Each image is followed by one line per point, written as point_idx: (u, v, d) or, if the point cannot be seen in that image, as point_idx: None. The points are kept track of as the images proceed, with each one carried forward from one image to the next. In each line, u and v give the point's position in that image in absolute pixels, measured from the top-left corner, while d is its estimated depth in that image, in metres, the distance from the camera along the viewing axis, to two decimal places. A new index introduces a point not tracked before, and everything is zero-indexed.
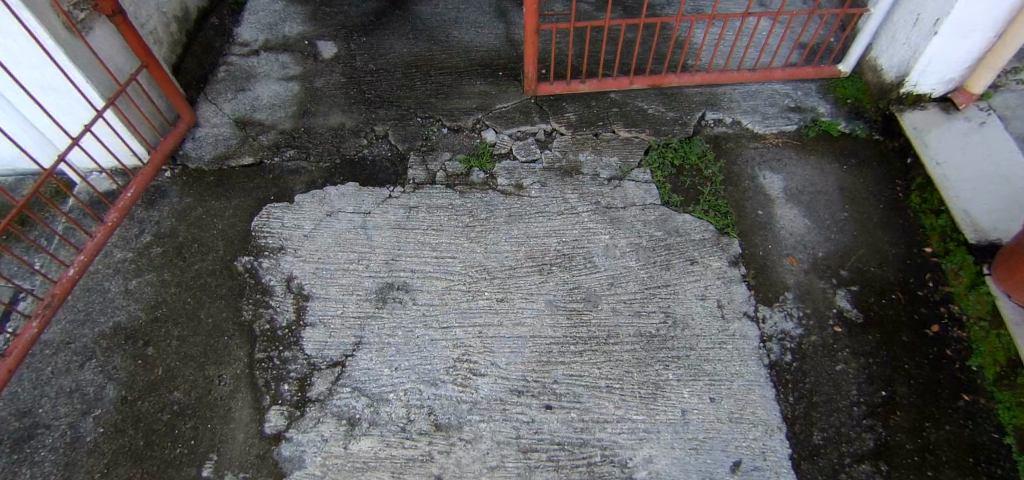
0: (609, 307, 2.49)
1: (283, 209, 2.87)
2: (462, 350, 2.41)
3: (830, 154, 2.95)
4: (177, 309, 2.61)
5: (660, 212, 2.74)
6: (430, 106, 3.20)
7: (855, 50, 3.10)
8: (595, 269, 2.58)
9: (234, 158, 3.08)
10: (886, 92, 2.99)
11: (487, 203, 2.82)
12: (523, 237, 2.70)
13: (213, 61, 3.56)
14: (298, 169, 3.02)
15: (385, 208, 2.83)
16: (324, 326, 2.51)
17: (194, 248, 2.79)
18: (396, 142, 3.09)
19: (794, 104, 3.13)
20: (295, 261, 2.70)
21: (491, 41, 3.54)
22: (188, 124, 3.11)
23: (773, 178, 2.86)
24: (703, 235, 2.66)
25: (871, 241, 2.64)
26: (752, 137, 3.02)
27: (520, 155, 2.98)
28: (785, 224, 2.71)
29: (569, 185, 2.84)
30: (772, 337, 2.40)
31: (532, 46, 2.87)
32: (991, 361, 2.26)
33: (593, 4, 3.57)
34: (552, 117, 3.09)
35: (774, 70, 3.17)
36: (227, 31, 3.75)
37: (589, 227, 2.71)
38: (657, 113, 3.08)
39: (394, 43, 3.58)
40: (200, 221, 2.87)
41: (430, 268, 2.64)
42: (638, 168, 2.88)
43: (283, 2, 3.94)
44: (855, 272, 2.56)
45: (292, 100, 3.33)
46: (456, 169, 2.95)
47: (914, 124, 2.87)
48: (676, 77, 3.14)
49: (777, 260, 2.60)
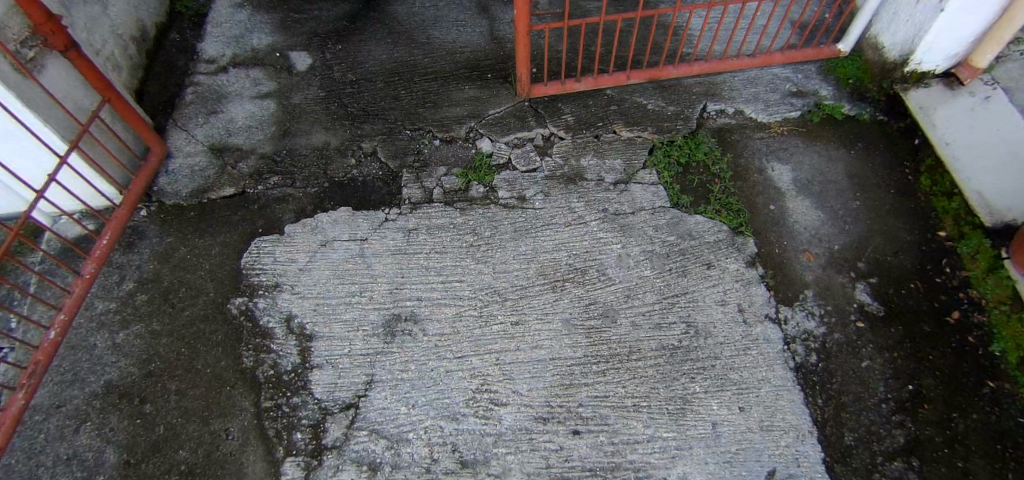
0: (628, 321, 2.40)
1: (273, 243, 2.68)
2: (481, 379, 2.31)
3: (837, 139, 2.86)
4: (172, 361, 2.45)
5: (671, 215, 2.63)
6: (418, 117, 3.01)
7: (855, 29, 2.97)
8: (610, 281, 2.49)
9: (214, 189, 2.86)
10: (889, 71, 2.89)
11: (491, 218, 2.67)
12: (532, 253, 2.57)
13: (178, 83, 3.30)
14: (284, 196, 2.82)
15: (383, 233, 2.66)
16: (331, 367, 2.38)
17: (182, 292, 2.61)
18: (386, 159, 2.89)
19: (796, 89, 3.02)
20: (292, 298, 2.54)
21: (476, 40, 3.34)
22: (160, 157, 2.88)
23: (782, 169, 2.77)
24: (717, 236, 2.57)
25: (886, 229, 2.59)
26: (757, 126, 2.91)
27: (519, 165, 2.82)
28: (798, 217, 2.63)
29: (573, 193, 2.71)
30: (795, 339, 2.35)
31: (524, 48, 2.70)
32: (1015, 346, 2.24)
33: None
34: (548, 121, 2.93)
35: (774, 54, 3.04)
36: (191, 48, 3.48)
37: (599, 237, 2.59)
38: (657, 108, 2.94)
39: (372, 49, 3.36)
40: (185, 262, 2.68)
41: (438, 294, 2.50)
42: (644, 170, 2.76)
43: (248, 11, 3.66)
44: (873, 263, 2.51)
45: (269, 120, 3.09)
46: (453, 184, 2.78)
47: (921, 103, 2.80)
48: (674, 69, 2.99)
49: (794, 257, 2.53)
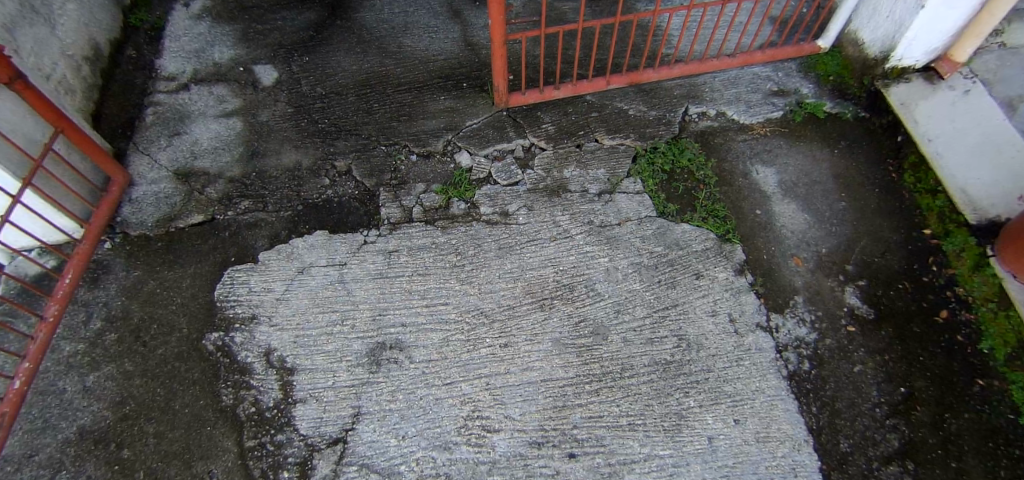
0: (620, 338, 2.35)
1: (247, 272, 2.56)
2: (472, 406, 2.24)
3: (821, 138, 2.83)
4: (147, 402, 2.34)
5: (657, 224, 2.58)
6: (393, 131, 2.90)
7: (833, 25, 2.94)
8: (599, 297, 2.43)
9: (181, 218, 2.71)
10: (869, 68, 2.87)
11: (473, 236, 2.58)
12: (518, 271, 2.50)
13: (137, 103, 3.13)
14: (256, 221, 2.69)
15: (362, 256, 2.56)
16: (316, 401, 2.29)
17: (154, 329, 2.47)
18: (362, 178, 2.78)
19: (777, 88, 2.98)
20: (270, 330, 2.43)
21: (449, 47, 3.22)
22: (121, 186, 2.71)
23: (767, 172, 2.73)
24: (705, 245, 2.54)
25: (873, 230, 2.58)
26: (740, 128, 2.86)
27: (500, 179, 2.73)
28: (785, 221, 2.61)
29: (558, 206, 2.64)
30: (787, 346, 2.34)
31: (501, 59, 2.60)
32: (1002, 342, 2.26)
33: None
34: (529, 131, 2.84)
35: (754, 53, 2.98)
36: (149, 65, 3.30)
37: (586, 250, 2.53)
38: (639, 113, 2.87)
39: (341, 60, 3.22)
40: (155, 296, 2.54)
41: (423, 319, 2.42)
42: (628, 178, 2.70)
43: (207, 23, 3.48)
44: (860, 265, 2.50)
45: (236, 140, 2.95)
46: (433, 201, 2.68)
47: (902, 99, 2.77)
48: (654, 72, 2.92)
49: (782, 263, 2.51)
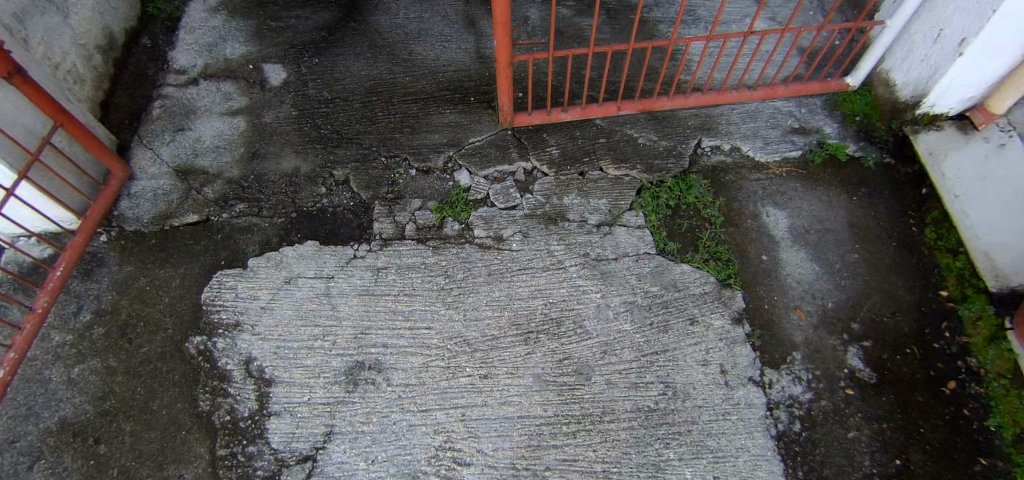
0: (603, 379, 2.27)
1: (236, 277, 2.55)
2: (445, 436, 2.18)
3: (839, 183, 2.68)
4: (127, 400, 2.32)
5: (655, 262, 2.48)
6: (394, 143, 2.85)
7: (864, 63, 2.74)
8: (586, 335, 2.35)
9: (177, 216, 2.71)
10: (900, 112, 2.70)
11: (464, 259, 2.52)
12: (505, 300, 2.43)
13: (147, 95, 3.14)
14: (249, 226, 2.68)
15: (350, 271, 2.53)
16: (289, 416, 2.26)
17: (140, 327, 2.48)
18: (358, 189, 2.74)
19: (798, 125, 2.83)
20: (252, 340, 2.41)
21: (460, 58, 3.15)
22: (121, 180, 2.74)
23: (777, 215, 2.60)
24: (703, 289, 2.43)
25: (884, 287, 2.45)
26: (753, 166, 2.73)
27: (498, 202, 2.65)
28: (791, 270, 2.48)
29: (554, 235, 2.55)
30: (779, 404, 2.22)
31: (507, 79, 2.50)
32: (1012, 421, 2.10)
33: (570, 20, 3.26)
34: (532, 153, 2.75)
35: (776, 87, 2.82)
36: (162, 56, 3.31)
37: (578, 284, 2.44)
38: (649, 143, 2.76)
39: (350, 65, 3.18)
40: (145, 294, 2.55)
41: (404, 342, 2.37)
42: (629, 211, 2.59)
43: (223, 16, 3.47)
44: (867, 324, 2.37)
45: (238, 140, 2.94)
46: (427, 220, 2.62)
47: (931, 149, 2.62)
48: (669, 100, 2.78)
49: (784, 315, 2.39)
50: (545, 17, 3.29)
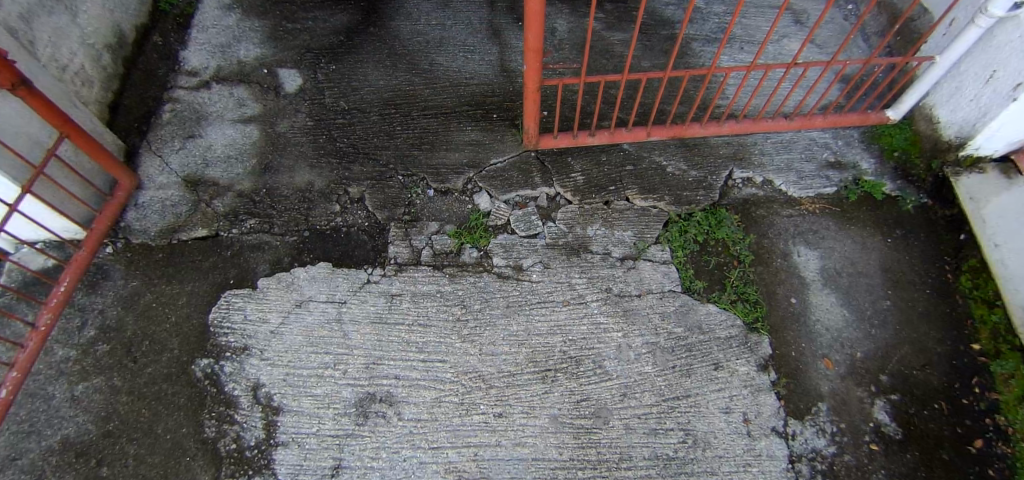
0: (621, 424, 2.19)
1: (245, 298, 2.47)
2: (455, 476, 2.10)
3: (874, 223, 2.57)
4: (131, 422, 2.26)
5: (680, 301, 2.39)
6: (412, 160, 2.74)
7: (909, 97, 2.56)
8: (606, 376, 2.27)
9: (185, 230, 2.63)
10: (941, 151, 2.55)
11: (482, 289, 2.43)
12: (524, 335, 2.34)
13: (157, 97, 3.04)
14: (260, 243, 2.59)
15: (363, 297, 2.44)
16: (297, 447, 2.19)
17: (146, 345, 2.41)
18: (374, 209, 2.64)
19: (834, 159, 2.71)
20: (261, 365, 2.34)
21: (483, 71, 3.02)
22: (128, 190, 2.65)
23: (809, 255, 2.49)
24: (729, 332, 2.33)
25: (916, 337, 2.35)
26: (786, 201, 2.61)
27: (518, 229, 2.55)
28: (821, 315, 2.38)
29: (576, 268, 2.45)
30: (801, 457, 2.13)
31: (534, 103, 2.37)
32: None
33: (599, 35, 3.13)
34: (555, 179, 2.64)
35: (814, 118, 2.64)
36: (173, 55, 3.20)
37: (599, 321, 2.36)
38: (678, 173, 2.64)
39: (369, 73, 3.05)
40: (151, 311, 2.48)
41: (417, 375, 2.29)
42: (655, 245, 2.49)
43: (237, 15, 3.34)
44: (896, 376, 2.28)
45: (250, 151, 2.83)
46: (444, 245, 2.53)
47: (972, 193, 2.47)
48: (700, 127, 2.62)
49: (810, 363, 2.30)
50: (572, 30, 3.16)
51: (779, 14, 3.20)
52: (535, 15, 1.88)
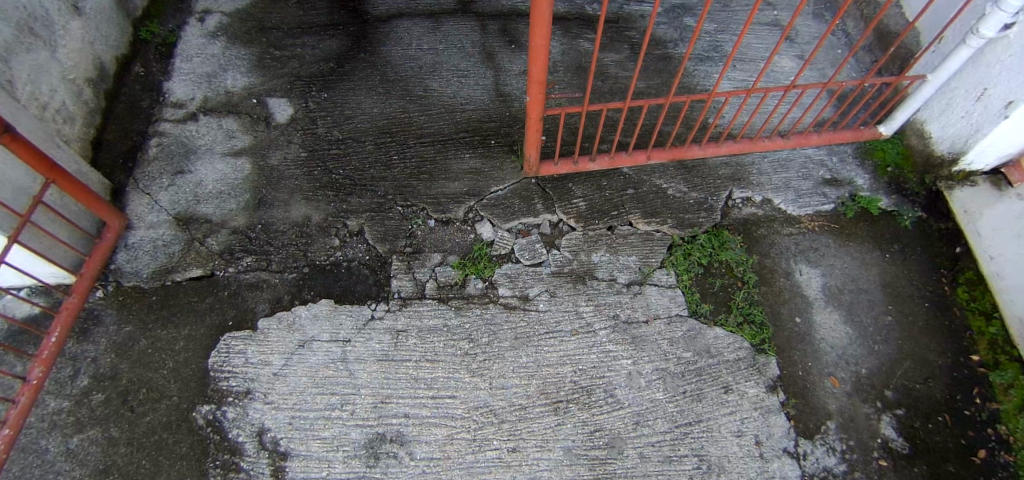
0: (636, 453, 2.16)
1: (246, 340, 2.40)
2: None
3: (871, 239, 2.62)
4: (130, 475, 2.15)
5: (688, 326, 2.39)
6: (411, 191, 2.71)
7: (900, 114, 2.59)
8: (618, 405, 2.25)
9: (179, 270, 2.55)
10: (934, 166, 2.62)
11: (489, 321, 2.40)
12: (533, 367, 2.31)
13: (142, 131, 2.95)
14: (258, 282, 2.52)
15: (368, 334, 2.38)
16: None
17: (143, 393, 2.32)
18: (374, 242, 2.59)
19: (829, 176, 2.75)
20: (266, 409, 2.27)
21: (478, 96, 3.00)
22: (117, 231, 2.56)
23: (810, 273, 2.53)
24: (737, 355, 2.34)
25: (919, 352, 2.38)
26: (785, 220, 2.65)
27: (523, 258, 2.53)
28: (825, 334, 2.41)
29: (582, 295, 2.44)
30: (815, 477, 2.12)
31: (535, 131, 2.33)
32: None
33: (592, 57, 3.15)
34: (557, 205, 2.63)
35: (809, 136, 2.65)
36: (157, 86, 3.11)
37: (608, 349, 2.35)
38: (678, 195, 2.66)
39: (362, 101, 3.01)
40: (147, 357, 2.39)
41: (427, 412, 2.24)
42: (660, 269, 2.50)
43: (222, 43, 3.26)
44: (902, 392, 2.30)
45: (243, 185, 2.76)
46: (449, 277, 2.50)
47: (966, 206, 2.54)
48: (699, 149, 2.61)
49: (818, 382, 2.32)
50: (565, 52, 3.17)
51: (767, 31, 3.27)
52: (541, 48, 1.84)
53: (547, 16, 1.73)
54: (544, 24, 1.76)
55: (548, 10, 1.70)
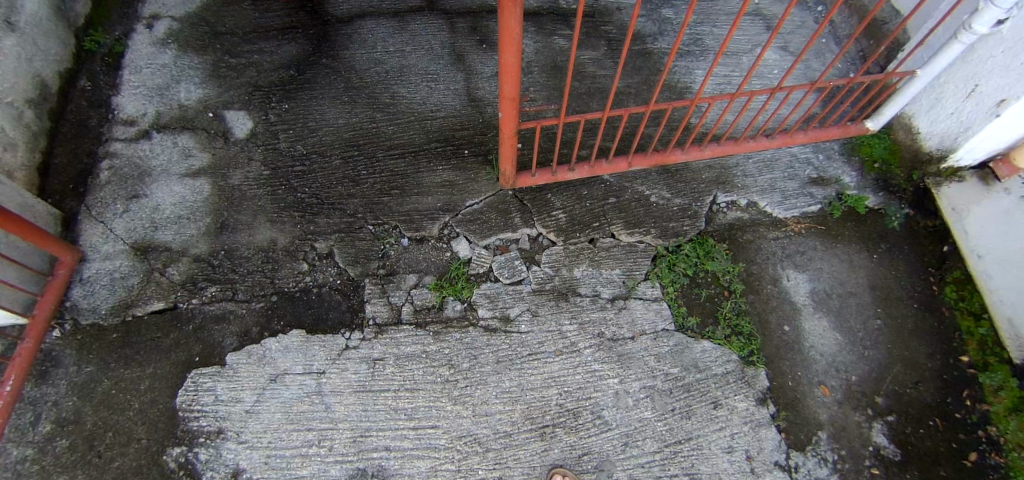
0: (626, 476, 2.09)
1: (213, 377, 2.26)
2: None
3: (859, 240, 2.55)
4: None
5: (675, 340, 2.32)
6: (381, 208, 2.57)
7: (888, 108, 2.46)
8: (606, 427, 2.17)
9: (139, 304, 2.38)
10: (922, 163, 2.54)
11: (469, 346, 2.30)
12: (517, 391, 2.23)
13: (91, 152, 2.73)
14: (224, 313, 2.38)
15: (343, 364, 2.28)
16: None
17: (111, 437, 2.17)
18: (345, 265, 2.47)
19: (816, 175, 2.67)
20: (239, 448, 2.15)
21: (450, 102, 2.86)
22: (69, 267, 2.36)
23: (798, 278, 2.47)
24: (725, 368, 2.28)
25: (908, 355, 2.34)
26: (771, 223, 2.57)
27: (502, 276, 2.43)
28: (815, 341, 2.35)
29: (565, 313, 2.36)
30: None
31: (510, 147, 2.17)
32: None
33: (567, 56, 3.01)
34: (536, 218, 2.53)
35: (795, 134, 2.52)
36: (105, 102, 2.88)
37: (593, 369, 2.27)
38: (661, 202, 2.57)
39: (326, 111, 2.84)
40: (111, 398, 2.23)
41: (409, 444, 2.14)
42: (645, 282, 2.42)
43: (174, 52, 3.03)
44: (891, 397, 2.26)
45: (203, 208, 2.59)
46: (425, 300, 2.39)
47: (954, 204, 2.47)
48: (682, 153, 2.47)
49: (808, 391, 2.27)
50: (539, 50, 3.02)
51: (749, 21, 3.15)
52: (512, 64, 1.68)
53: (516, 31, 1.56)
54: (512, 40, 1.60)
55: (518, 26, 1.54)
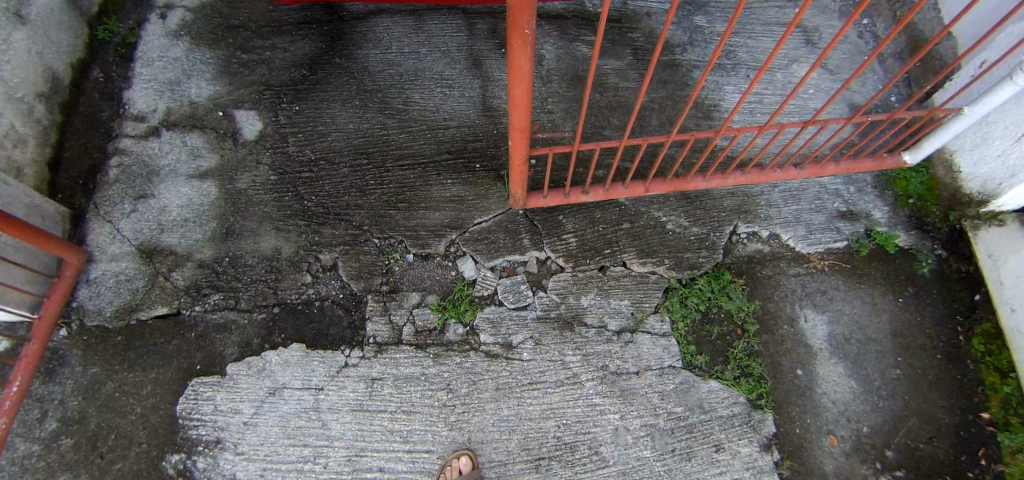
0: None
1: (214, 386, 2.27)
2: None
3: (885, 281, 2.42)
4: None
5: (681, 378, 2.25)
6: (388, 221, 2.51)
7: (929, 143, 2.26)
8: (603, 464, 2.12)
9: (143, 309, 2.39)
10: (961, 203, 2.37)
11: (469, 370, 2.26)
12: (515, 420, 2.19)
13: (102, 148, 2.70)
14: (226, 322, 2.38)
15: (341, 382, 2.26)
16: None
17: (112, 440, 2.19)
18: (349, 279, 2.43)
19: (844, 208, 2.52)
20: (236, 460, 2.16)
21: (464, 111, 2.75)
22: (76, 267, 2.36)
23: (816, 320, 2.35)
24: (731, 410, 2.20)
25: (926, 409, 2.22)
26: (793, 258, 2.45)
27: (507, 300, 2.37)
28: (828, 388, 2.25)
29: (568, 343, 2.29)
30: None
31: (520, 174, 2.08)
32: None
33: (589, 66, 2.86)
34: (545, 241, 2.45)
35: (826, 164, 2.29)
36: (117, 95, 2.82)
37: (594, 403, 2.21)
38: (677, 230, 2.46)
39: (336, 114, 2.77)
40: (115, 401, 2.25)
41: (403, 467, 2.14)
42: (654, 315, 2.34)
43: (186, 44, 2.95)
44: (903, 452, 2.16)
45: (209, 212, 2.57)
46: (427, 321, 2.34)
47: (990, 250, 2.31)
48: (700, 180, 2.29)
49: (816, 440, 2.18)
50: (560, 57, 2.88)
51: (787, 33, 2.94)
52: (522, 98, 1.59)
53: (526, 69, 1.47)
54: (522, 77, 1.51)
55: (527, 64, 1.45)
